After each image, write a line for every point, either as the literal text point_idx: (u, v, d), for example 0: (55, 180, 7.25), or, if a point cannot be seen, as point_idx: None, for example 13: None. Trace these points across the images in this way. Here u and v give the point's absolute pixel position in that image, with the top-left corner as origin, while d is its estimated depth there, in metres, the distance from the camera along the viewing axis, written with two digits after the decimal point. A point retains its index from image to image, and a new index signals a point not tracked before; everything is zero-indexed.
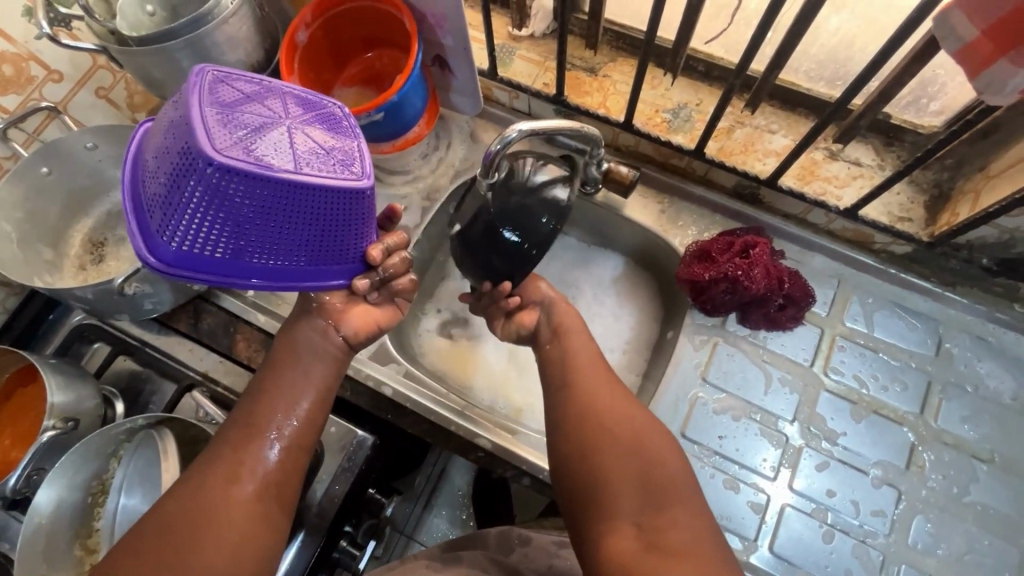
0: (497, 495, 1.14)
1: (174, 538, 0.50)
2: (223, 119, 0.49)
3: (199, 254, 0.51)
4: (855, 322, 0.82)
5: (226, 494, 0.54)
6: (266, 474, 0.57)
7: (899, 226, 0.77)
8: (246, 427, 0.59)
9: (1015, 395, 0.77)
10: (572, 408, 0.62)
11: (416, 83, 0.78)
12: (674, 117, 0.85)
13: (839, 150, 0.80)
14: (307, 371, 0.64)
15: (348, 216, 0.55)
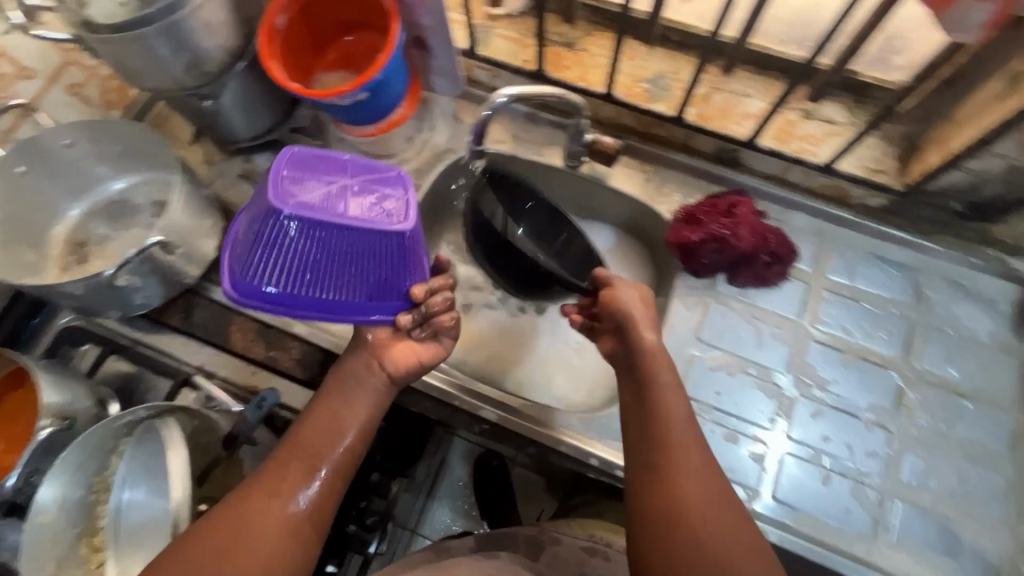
0: (496, 482, 1.14)
1: (214, 554, 0.54)
2: (298, 178, 0.55)
3: (264, 290, 0.59)
4: (838, 274, 0.85)
5: (264, 520, 0.57)
6: (302, 502, 0.60)
7: (874, 178, 0.80)
8: (286, 456, 0.63)
9: (991, 333, 0.81)
10: (650, 469, 0.60)
11: (400, 63, 0.78)
12: (653, 87, 0.87)
13: (813, 110, 0.83)
14: (349, 401, 0.67)
15: (392, 255, 0.59)
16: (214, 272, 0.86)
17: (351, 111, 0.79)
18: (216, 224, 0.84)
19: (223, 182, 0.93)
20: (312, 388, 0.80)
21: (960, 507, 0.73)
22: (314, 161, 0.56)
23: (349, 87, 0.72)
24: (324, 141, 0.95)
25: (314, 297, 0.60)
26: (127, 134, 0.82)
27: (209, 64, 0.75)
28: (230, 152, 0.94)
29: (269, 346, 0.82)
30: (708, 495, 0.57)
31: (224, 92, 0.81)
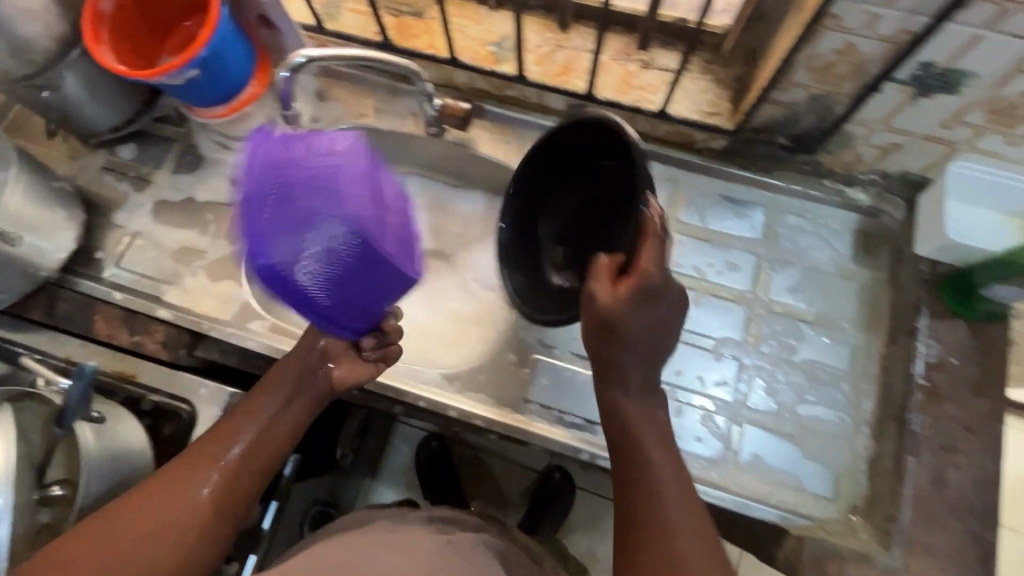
0: (442, 461, 1.15)
1: (131, 536, 0.54)
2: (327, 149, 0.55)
3: (282, 273, 0.53)
4: (690, 217, 0.88)
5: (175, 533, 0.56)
6: (213, 513, 0.59)
7: (707, 120, 0.83)
8: (206, 444, 0.62)
9: (833, 261, 0.85)
10: (653, 474, 0.58)
11: (232, 39, 0.79)
12: (500, 49, 0.89)
13: (651, 59, 0.86)
14: (286, 403, 0.67)
15: (387, 285, 0.58)
16: (78, 265, 0.86)
17: (193, 92, 0.81)
18: (72, 215, 0.84)
19: (86, 176, 0.93)
20: (178, 369, 0.81)
21: (804, 426, 0.77)
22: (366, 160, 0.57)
23: (172, 65, 0.73)
24: (188, 128, 0.95)
25: (314, 305, 0.56)
26: None
27: (35, 52, 0.75)
28: (93, 145, 0.94)
29: (133, 333, 0.82)
30: (689, 527, 0.55)
31: (64, 82, 0.81)
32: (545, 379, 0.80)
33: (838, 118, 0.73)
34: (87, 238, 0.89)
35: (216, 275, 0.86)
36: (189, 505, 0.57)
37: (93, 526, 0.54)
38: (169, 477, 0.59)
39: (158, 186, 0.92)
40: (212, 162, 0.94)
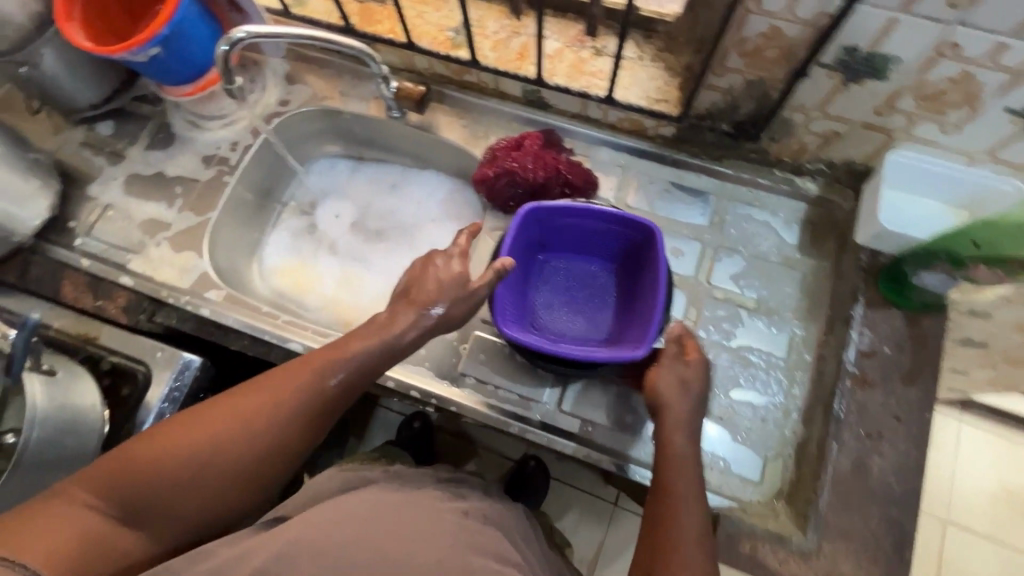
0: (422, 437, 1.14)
1: (158, 477, 0.56)
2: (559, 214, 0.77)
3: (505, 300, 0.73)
4: (638, 202, 0.89)
5: (236, 454, 0.57)
6: (306, 423, 0.61)
7: (654, 106, 0.84)
8: (295, 369, 0.62)
9: (778, 248, 0.85)
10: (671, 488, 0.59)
11: (195, 19, 0.82)
12: (458, 35, 0.91)
13: (603, 46, 0.87)
14: (386, 335, 0.66)
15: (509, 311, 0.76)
16: (52, 232, 0.91)
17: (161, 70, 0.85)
18: (47, 185, 0.89)
19: (65, 150, 0.98)
20: (137, 333, 0.86)
21: (734, 409, 0.78)
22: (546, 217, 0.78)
23: (134, 43, 0.77)
24: (162, 107, 1.00)
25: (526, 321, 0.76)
26: None
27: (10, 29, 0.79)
28: (75, 121, 0.99)
29: (97, 297, 0.87)
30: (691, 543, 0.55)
31: (40, 59, 0.85)
32: (484, 355, 0.82)
33: (774, 105, 0.74)
34: (62, 208, 0.93)
35: (179, 246, 0.90)
36: (294, 417, 0.60)
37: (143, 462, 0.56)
38: (250, 394, 0.60)
39: (131, 161, 0.97)
40: (182, 139, 0.97)
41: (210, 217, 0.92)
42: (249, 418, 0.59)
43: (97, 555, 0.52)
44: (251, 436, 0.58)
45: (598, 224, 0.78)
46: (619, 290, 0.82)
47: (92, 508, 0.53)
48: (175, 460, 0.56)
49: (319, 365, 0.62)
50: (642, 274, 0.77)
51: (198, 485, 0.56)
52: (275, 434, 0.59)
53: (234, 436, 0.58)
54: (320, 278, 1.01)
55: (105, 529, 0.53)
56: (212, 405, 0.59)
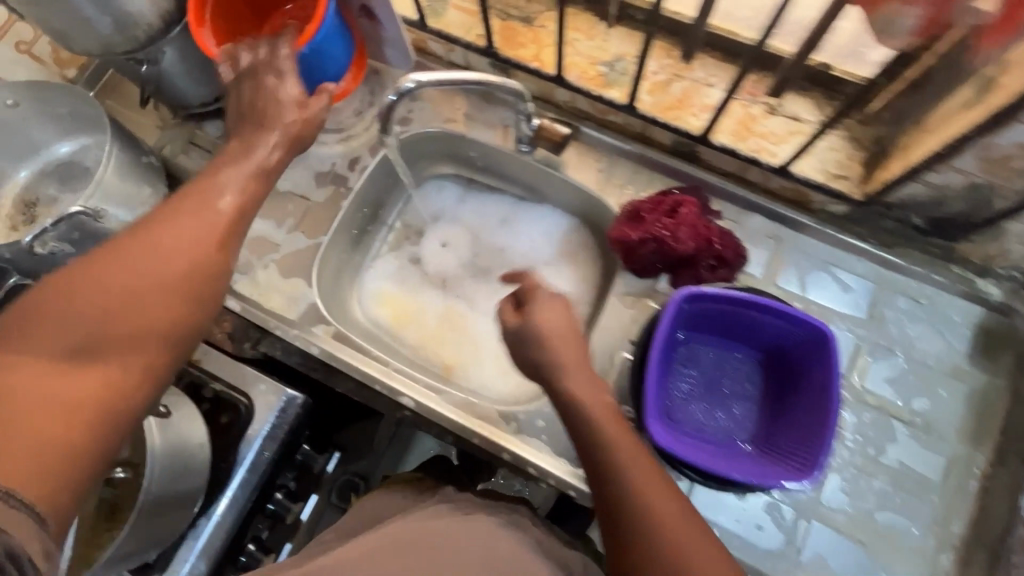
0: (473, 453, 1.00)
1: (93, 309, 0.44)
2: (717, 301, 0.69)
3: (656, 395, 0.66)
4: (788, 283, 0.80)
5: (154, 310, 0.46)
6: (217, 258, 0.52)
7: (832, 183, 0.75)
8: (190, 187, 0.54)
9: (945, 357, 0.76)
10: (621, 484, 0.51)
11: (335, 35, 0.76)
12: (610, 71, 0.81)
13: (779, 105, 0.77)
14: (246, 185, 0.57)
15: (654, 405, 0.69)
16: None
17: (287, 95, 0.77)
18: (156, 191, 0.84)
19: (173, 148, 0.93)
20: (241, 362, 0.83)
21: (879, 534, 0.71)
22: (708, 302, 0.69)
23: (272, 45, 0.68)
24: None
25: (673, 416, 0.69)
26: (68, 95, 0.82)
27: (139, 29, 0.72)
28: (182, 117, 0.93)
29: None
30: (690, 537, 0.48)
31: (162, 57, 0.79)
32: None
33: (996, 212, 0.65)
34: None
35: (288, 271, 0.85)
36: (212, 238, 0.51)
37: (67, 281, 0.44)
38: (183, 218, 0.51)
39: None
40: None
41: (321, 243, 0.87)
42: (189, 224, 0.51)
43: (50, 390, 0.40)
44: (125, 256, 0.46)
45: (754, 316, 0.69)
46: (767, 384, 0.74)
47: (50, 361, 0.41)
48: (128, 282, 0.46)
49: (205, 186, 0.55)
50: (802, 378, 0.69)
51: (154, 269, 0.47)
52: (206, 259, 0.50)
53: (174, 265, 0.48)
54: (421, 310, 0.95)
55: (47, 367, 0.40)
56: (127, 245, 0.47)
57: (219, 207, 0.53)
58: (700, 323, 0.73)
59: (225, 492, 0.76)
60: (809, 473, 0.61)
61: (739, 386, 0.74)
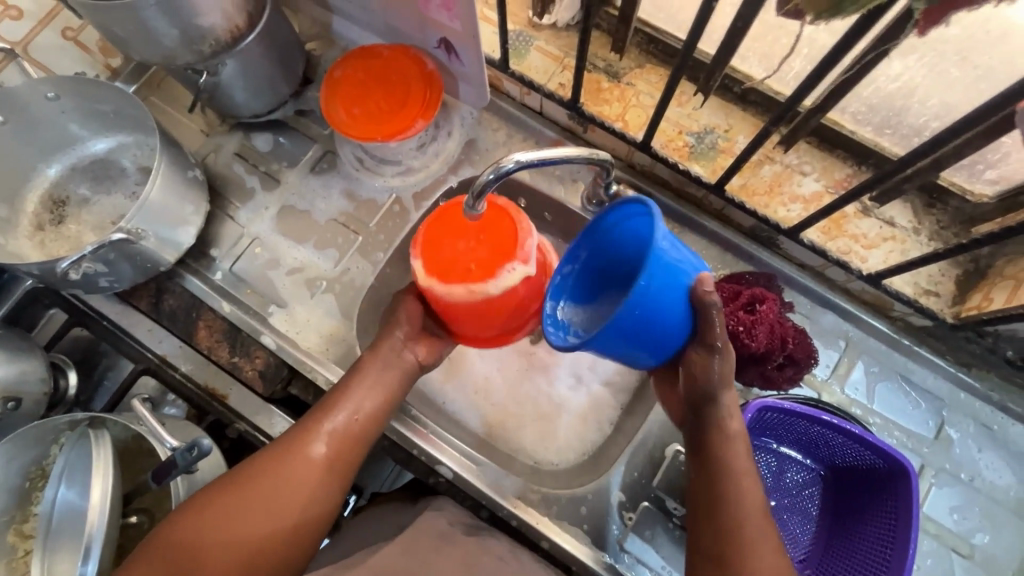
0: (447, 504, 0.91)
1: (254, 494, 0.58)
2: (784, 415, 0.65)
3: None
4: (855, 390, 0.76)
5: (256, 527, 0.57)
6: (329, 478, 0.61)
7: (923, 300, 0.70)
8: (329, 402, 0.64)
9: (1013, 491, 0.72)
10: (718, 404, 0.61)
11: (649, 289, 0.54)
12: (698, 143, 0.76)
13: (874, 206, 0.72)
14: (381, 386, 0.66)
15: None
16: (191, 258, 0.82)
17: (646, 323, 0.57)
18: (199, 208, 0.79)
19: (217, 158, 0.86)
20: (271, 404, 0.77)
21: None
22: (777, 414, 0.65)
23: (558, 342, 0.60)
24: (331, 131, 0.87)
25: None
26: (116, 97, 0.76)
27: (206, 43, 0.66)
28: (230, 125, 0.87)
29: (233, 352, 0.77)
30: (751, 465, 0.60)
31: (222, 69, 0.73)
32: (648, 531, 0.73)
33: None
34: (205, 230, 0.83)
35: (328, 306, 0.81)
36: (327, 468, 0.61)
37: (251, 472, 0.59)
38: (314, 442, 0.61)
39: (287, 188, 0.85)
40: (345, 175, 0.85)
41: (368, 282, 0.81)
42: (292, 463, 0.60)
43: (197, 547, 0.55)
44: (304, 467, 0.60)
45: (828, 434, 0.65)
46: (823, 500, 0.70)
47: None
48: (225, 516, 0.56)
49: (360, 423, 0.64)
50: (871, 504, 0.65)
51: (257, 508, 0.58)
52: (308, 486, 0.60)
53: (259, 492, 0.58)
54: (471, 361, 0.84)
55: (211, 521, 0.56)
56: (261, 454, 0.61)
57: (322, 456, 0.61)
58: (766, 429, 0.69)
59: None
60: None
61: (797, 500, 0.70)
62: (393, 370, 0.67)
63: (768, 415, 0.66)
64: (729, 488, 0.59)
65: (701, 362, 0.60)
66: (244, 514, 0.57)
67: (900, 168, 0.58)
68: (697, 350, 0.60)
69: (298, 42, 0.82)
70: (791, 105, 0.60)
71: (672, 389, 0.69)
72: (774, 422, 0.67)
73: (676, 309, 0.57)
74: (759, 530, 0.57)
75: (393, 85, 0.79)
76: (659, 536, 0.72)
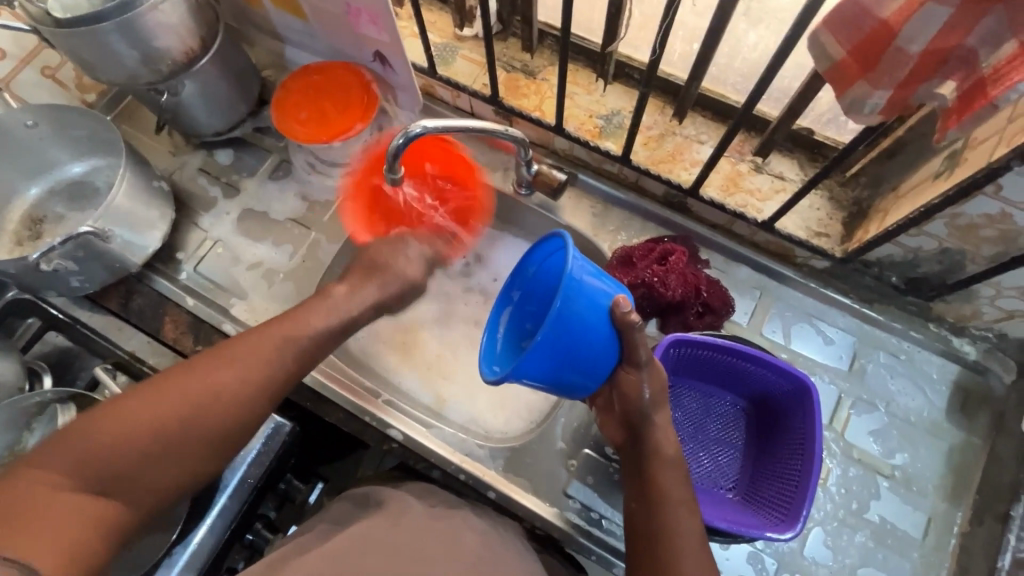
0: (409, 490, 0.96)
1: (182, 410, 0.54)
2: (697, 349, 0.71)
3: None
4: (774, 332, 0.83)
5: (184, 444, 0.54)
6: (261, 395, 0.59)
7: (815, 240, 0.78)
8: (275, 323, 0.62)
9: (926, 412, 0.78)
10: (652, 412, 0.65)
11: (569, 313, 0.59)
12: (607, 124, 0.86)
13: (764, 164, 0.81)
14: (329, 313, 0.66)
15: None
16: (159, 261, 0.89)
17: (571, 355, 0.61)
18: (164, 215, 0.87)
19: (183, 174, 0.95)
20: None
21: None
22: (692, 348, 0.71)
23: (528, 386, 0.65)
24: (285, 143, 0.96)
25: None
26: (87, 121, 0.85)
27: (163, 64, 0.76)
28: (195, 144, 0.97)
29: (197, 341, 0.84)
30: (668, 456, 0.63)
31: (182, 89, 0.83)
32: (591, 478, 0.77)
33: (966, 277, 0.68)
34: (172, 237, 0.91)
35: (286, 296, 0.88)
36: (264, 386, 0.59)
37: (173, 384, 0.55)
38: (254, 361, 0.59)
39: (247, 195, 0.94)
40: (299, 179, 0.94)
41: (321, 272, 0.89)
42: (231, 382, 0.57)
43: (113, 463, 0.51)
44: (237, 388, 0.57)
45: (739, 364, 0.72)
46: (750, 430, 0.76)
47: (67, 484, 0.49)
48: (154, 424, 0.53)
49: (303, 345, 0.62)
50: (788, 427, 0.70)
51: (184, 431, 0.54)
52: (243, 406, 0.57)
53: (185, 407, 0.54)
54: (422, 339, 0.90)
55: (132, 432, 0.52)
56: (193, 364, 0.57)
57: (264, 372, 0.59)
58: (689, 368, 0.75)
59: (205, 519, 0.74)
60: (794, 520, 0.62)
61: (725, 432, 0.76)
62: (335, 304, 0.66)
63: (684, 350, 0.72)
64: (652, 496, 0.61)
65: (630, 378, 0.64)
66: (177, 430, 0.54)
67: (752, 111, 0.66)
68: (626, 370, 0.65)
69: (252, 67, 0.92)
70: (652, 75, 0.68)
71: (610, 413, 0.68)
72: (691, 357, 0.73)
73: (597, 335, 0.61)
74: (683, 532, 0.59)
75: (336, 96, 0.89)
76: (600, 478, 0.77)
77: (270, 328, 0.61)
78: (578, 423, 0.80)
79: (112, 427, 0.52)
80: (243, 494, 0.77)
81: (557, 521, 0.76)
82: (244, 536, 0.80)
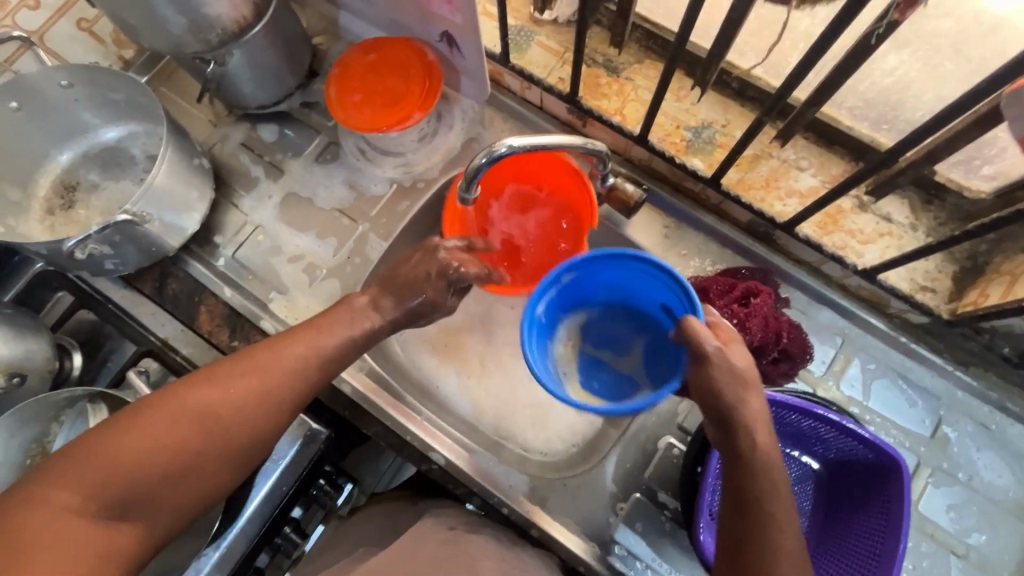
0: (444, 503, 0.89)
1: (197, 428, 0.51)
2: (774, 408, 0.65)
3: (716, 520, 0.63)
4: (851, 387, 0.76)
5: (205, 465, 0.51)
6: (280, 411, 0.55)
7: (919, 295, 0.71)
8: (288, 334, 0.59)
9: (1012, 492, 0.71)
10: None
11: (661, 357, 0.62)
12: (695, 137, 0.77)
13: (870, 202, 0.73)
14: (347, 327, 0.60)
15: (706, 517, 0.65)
16: (195, 244, 0.84)
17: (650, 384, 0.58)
18: (204, 194, 0.80)
19: (223, 148, 0.88)
20: None
21: None
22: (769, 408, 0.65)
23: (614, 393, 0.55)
24: (334, 122, 0.88)
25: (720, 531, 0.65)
26: (124, 85, 0.78)
27: (213, 32, 0.68)
28: (237, 115, 0.89)
29: (233, 336, 0.80)
30: None
31: (230, 59, 0.75)
32: (639, 524, 0.73)
33: None
34: (210, 218, 0.85)
35: (328, 294, 0.82)
36: (282, 404, 0.55)
37: (178, 401, 0.52)
38: (269, 376, 0.55)
39: (291, 178, 0.87)
40: (347, 166, 0.87)
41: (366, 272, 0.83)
42: (251, 398, 0.54)
43: (128, 488, 0.48)
44: (252, 407, 0.54)
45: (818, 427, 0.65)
46: (820, 495, 0.70)
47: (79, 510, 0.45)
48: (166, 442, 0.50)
49: (319, 360, 0.58)
50: (868, 503, 0.64)
51: (196, 451, 0.51)
52: (261, 424, 0.54)
53: (195, 420, 0.51)
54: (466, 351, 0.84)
55: (145, 453, 0.48)
56: (200, 378, 0.53)
57: (282, 391, 0.55)
58: None
59: (236, 523, 0.72)
60: None
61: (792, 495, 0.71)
62: (355, 317, 0.61)
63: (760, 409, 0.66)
64: None
65: None
66: (189, 449, 0.50)
67: (894, 155, 0.57)
68: None
69: (305, 36, 0.83)
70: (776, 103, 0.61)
71: None
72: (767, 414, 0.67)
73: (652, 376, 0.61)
74: None
75: (397, 77, 0.80)
76: (648, 524, 0.73)
77: (287, 340, 0.58)
78: (629, 464, 0.75)
79: (123, 445, 0.48)
80: (275, 499, 0.74)
81: (601, 566, 0.72)
82: (274, 539, 0.76)
